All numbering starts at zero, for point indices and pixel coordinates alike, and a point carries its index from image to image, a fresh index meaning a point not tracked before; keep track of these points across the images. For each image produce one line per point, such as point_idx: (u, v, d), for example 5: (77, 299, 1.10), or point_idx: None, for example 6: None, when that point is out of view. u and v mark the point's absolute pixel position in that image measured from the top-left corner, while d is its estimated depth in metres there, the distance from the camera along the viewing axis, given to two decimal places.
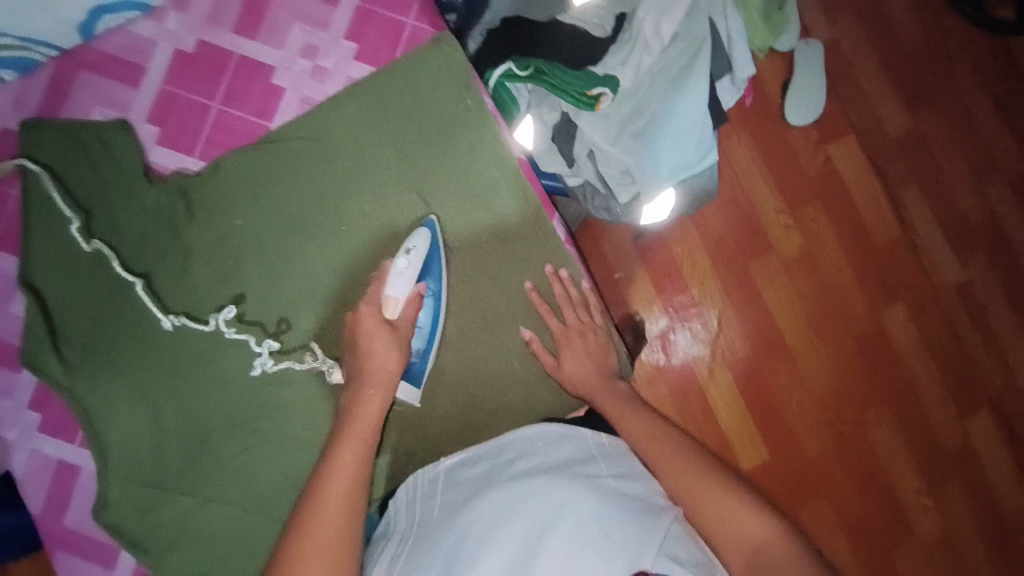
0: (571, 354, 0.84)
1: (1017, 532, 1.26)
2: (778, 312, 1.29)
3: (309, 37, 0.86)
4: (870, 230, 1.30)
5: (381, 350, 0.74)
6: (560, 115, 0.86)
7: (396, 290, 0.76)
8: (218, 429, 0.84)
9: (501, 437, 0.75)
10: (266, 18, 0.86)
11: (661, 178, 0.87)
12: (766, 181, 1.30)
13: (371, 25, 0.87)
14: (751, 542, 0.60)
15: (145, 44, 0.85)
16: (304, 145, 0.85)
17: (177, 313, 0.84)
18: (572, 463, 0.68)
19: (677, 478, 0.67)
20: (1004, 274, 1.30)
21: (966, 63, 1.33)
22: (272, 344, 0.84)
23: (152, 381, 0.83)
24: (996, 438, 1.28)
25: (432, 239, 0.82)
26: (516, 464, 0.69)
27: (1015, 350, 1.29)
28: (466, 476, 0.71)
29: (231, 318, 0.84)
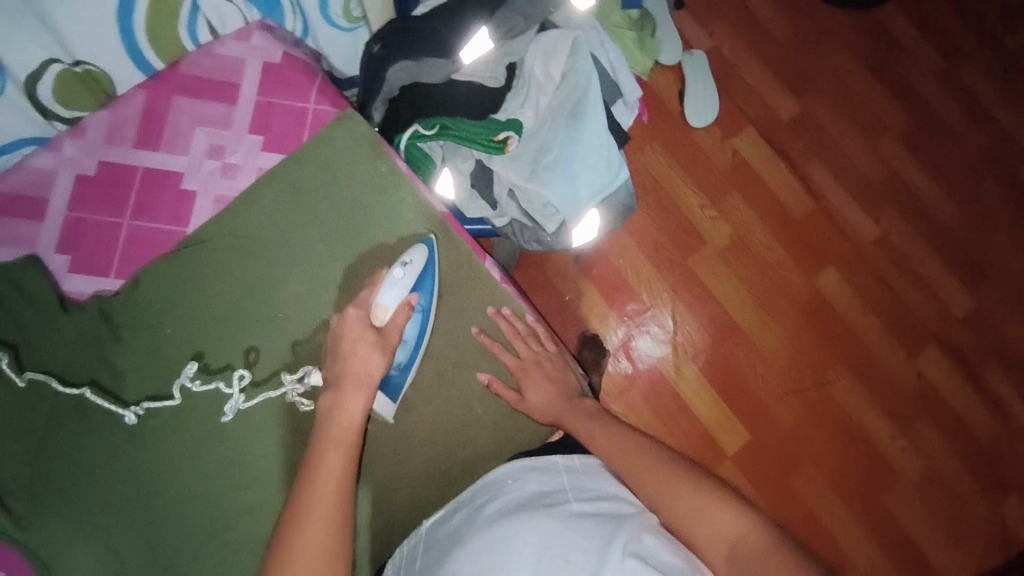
0: (533, 384, 0.86)
1: (992, 452, 1.33)
2: (725, 299, 1.35)
3: (213, 138, 0.88)
4: (786, 206, 1.40)
5: (362, 356, 0.72)
6: (475, 162, 0.91)
7: (386, 299, 0.76)
8: (184, 549, 0.78)
9: (476, 486, 0.75)
10: (166, 128, 0.87)
11: (583, 203, 0.91)
12: (684, 181, 1.38)
13: (273, 116, 0.89)
14: (729, 538, 0.59)
15: (47, 176, 0.83)
16: (227, 243, 0.85)
17: (139, 402, 0.81)
18: (538, 495, 0.68)
19: (654, 484, 0.67)
20: (914, 220, 1.42)
21: (832, 45, 1.48)
22: (244, 377, 0.82)
23: (105, 518, 0.77)
24: (949, 369, 1.36)
25: (429, 255, 0.85)
26: (485, 506, 0.69)
27: (942, 285, 1.39)
28: (443, 530, 0.70)
29: (194, 372, 0.82)
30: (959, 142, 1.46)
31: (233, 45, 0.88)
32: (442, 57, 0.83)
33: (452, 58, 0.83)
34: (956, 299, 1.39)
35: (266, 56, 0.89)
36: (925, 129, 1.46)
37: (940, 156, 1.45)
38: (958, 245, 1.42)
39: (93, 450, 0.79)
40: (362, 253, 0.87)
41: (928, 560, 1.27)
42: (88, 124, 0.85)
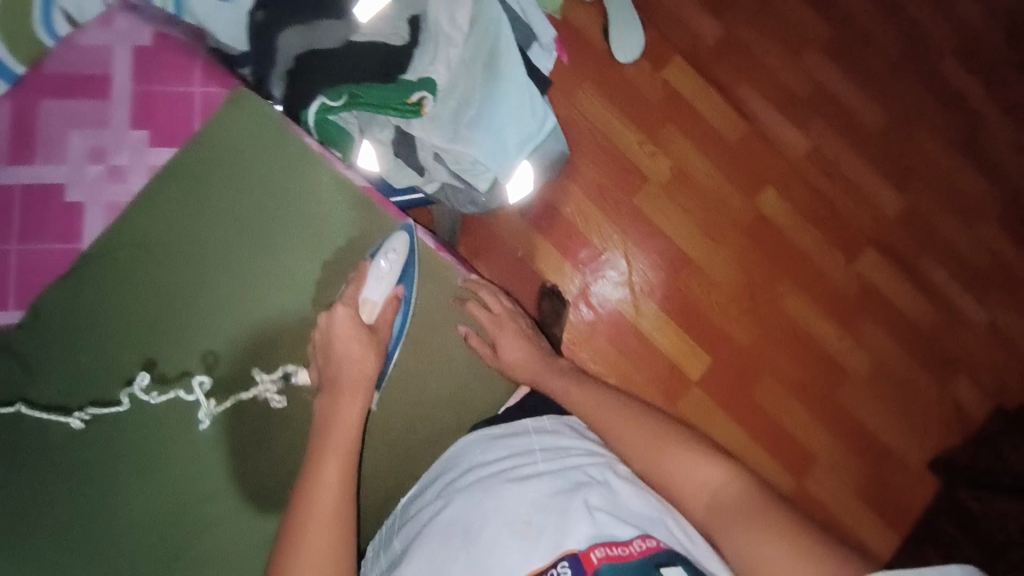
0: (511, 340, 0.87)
1: (930, 338, 1.42)
2: (675, 233, 1.36)
3: (91, 140, 0.81)
4: (722, 131, 1.40)
5: (358, 356, 0.75)
6: (393, 129, 0.84)
7: (372, 293, 0.78)
8: (155, 572, 0.75)
9: (446, 459, 0.75)
10: (38, 137, 0.80)
11: (513, 157, 0.87)
12: (619, 119, 1.36)
13: (155, 106, 0.82)
14: (710, 489, 0.62)
15: None
16: (131, 251, 0.79)
17: (81, 408, 0.76)
18: (504, 462, 0.69)
19: (632, 441, 0.69)
20: (844, 130, 1.45)
21: None
22: (204, 381, 0.78)
23: (61, 555, 0.74)
24: (886, 267, 1.43)
25: (410, 242, 0.83)
26: (456, 477, 0.70)
27: (873, 189, 1.45)
28: (416, 508, 0.70)
29: (147, 384, 0.77)
30: (878, 46, 1.49)
31: (96, 33, 0.82)
32: (337, 19, 0.80)
33: (347, 19, 0.80)
34: (887, 199, 1.45)
35: (134, 41, 0.82)
36: (846, 36, 1.47)
37: (862, 62, 1.47)
38: (886, 147, 1.46)
39: (34, 491, 0.75)
40: (284, 241, 0.82)
41: (883, 445, 1.37)
42: None
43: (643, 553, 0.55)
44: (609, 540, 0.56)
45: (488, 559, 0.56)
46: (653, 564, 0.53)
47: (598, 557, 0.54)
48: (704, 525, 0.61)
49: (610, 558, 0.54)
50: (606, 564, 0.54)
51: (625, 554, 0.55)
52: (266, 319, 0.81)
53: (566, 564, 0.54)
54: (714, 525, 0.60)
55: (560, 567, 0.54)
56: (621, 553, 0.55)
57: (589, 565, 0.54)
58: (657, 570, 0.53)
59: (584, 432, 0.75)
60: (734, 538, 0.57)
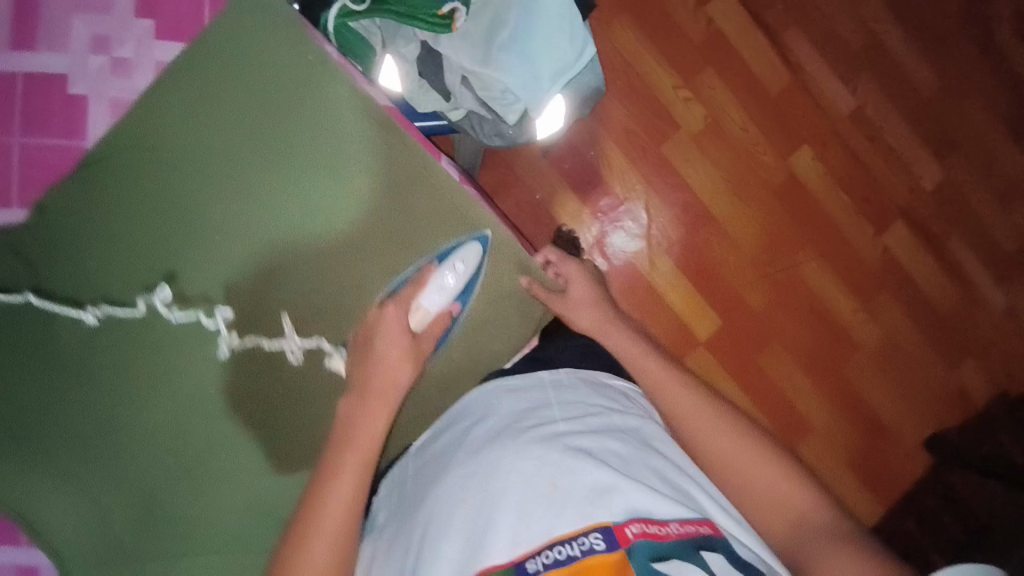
0: (583, 293, 0.85)
1: (947, 317, 1.39)
2: (700, 188, 1.30)
3: (94, 28, 0.74)
4: (763, 82, 1.31)
5: (396, 359, 0.71)
6: (420, 45, 0.79)
7: (428, 301, 0.77)
8: (160, 485, 0.76)
9: (461, 407, 0.74)
10: (37, 23, 0.73)
11: (546, 89, 0.81)
12: (656, 59, 1.27)
13: None
14: (796, 515, 0.61)
15: None
16: (136, 156, 0.75)
17: (96, 303, 0.75)
18: (523, 417, 0.67)
19: (718, 443, 0.65)
20: (893, 90, 1.35)
21: None
22: (225, 314, 0.77)
23: (67, 461, 0.74)
24: (914, 242, 1.37)
25: (477, 258, 0.83)
26: (471, 428, 0.69)
27: (915, 157, 1.36)
28: (431, 455, 0.70)
29: (168, 299, 0.75)
30: None
31: None
32: None
33: None
34: (928, 169, 1.37)
35: None
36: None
37: (924, 15, 1.36)
38: (934, 112, 1.36)
39: (39, 397, 0.74)
40: (297, 160, 0.78)
41: (882, 419, 1.37)
42: None
43: (681, 535, 0.54)
44: (645, 516, 0.56)
45: (512, 523, 0.55)
46: (692, 547, 0.53)
47: (634, 531, 0.54)
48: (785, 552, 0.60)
49: (646, 534, 0.54)
50: (642, 540, 0.53)
51: (661, 533, 0.54)
52: (277, 241, 0.78)
53: (599, 534, 0.54)
54: (800, 553, 0.58)
55: (591, 537, 0.54)
56: (658, 531, 0.54)
57: (624, 539, 0.53)
58: (699, 553, 0.53)
59: (598, 383, 0.73)
60: (823, 565, 0.55)
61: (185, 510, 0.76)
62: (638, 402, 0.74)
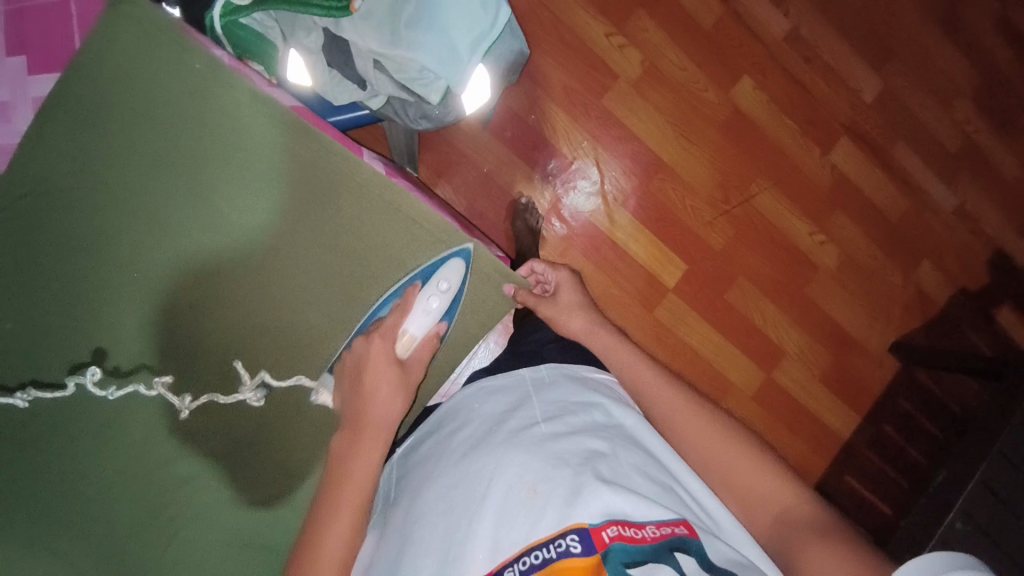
0: (575, 306, 0.86)
1: (901, 228, 1.42)
2: (648, 136, 1.28)
3: None
4: (695, 18, 1.28)
5: (385, 396, 0.70)
6: (322, 33, 0.75)
7: (413, 327, 0.74)
8: (131, 534, 0.72)
9: (446, 416, 0.74)
10: None
11: (465, 61, 0.76)
12: (584, 7, 1.23)
13: (27, 25, 0.72)
14: (776, 511, 0.65)
15: None
16: (31, 201, 0.70)
17: (24, 387, 0.70)
18: (506, 420, 0.68)
19: (703, 439, 0.70)
20: (822, 7, 1.34)
21: None
22: (165, 379, 0.74)
23: (24, 529, 0.69)
24: (862, 159, 1.39)
25: (464, 273, 0.80)
26: (454, 436, 0.69)
27: (852, 73, 1.36)
28: (416, 465, 0.70)
29: (100, 377, 0.72)
30: None
31: None
32: None
33: None
34: (866, 82, 1.37)
35: None
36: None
37: None
38: (865, 24, 1.36)
39: None
40: (208, 178, 0.73)
41: (851, 335, 1.41)
42: None
43: (657, 538, 0.54)
44: (622, 517, 0.54)
45: (491, 528, 0.55)
46: (666, 549, 0.53)
47: (611, 535, 0.53)
48: (773, 547, 0.64)
49: (623, 537, 0.53)
50: (618, 543, 0.52)
51: (638, 537, 0.53)
52: (203, 269, 0.74)
53: (575, 536, 0.53)
54: (783, 545, 0.62)
55: (567, 538, 0.52)
56: (635, 534, 0.53)
57: (601, 544, 0.52)
58: (671, 553, 0.53)
59: (580, 380, 0.75)
60: (806, 561, 0.59)
61: (163, 552, 0.73)
62: (618, 394, 0.76)
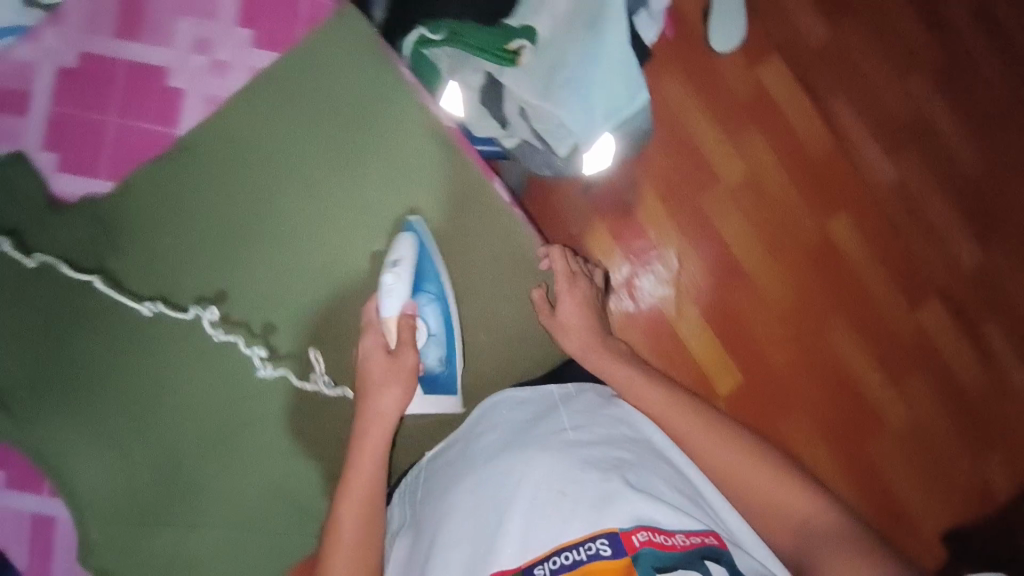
0: (576, 312, 0.82)
1: (977, 406, 1.35)
2: (733, 238, 1.32)
3: (199, 31, 0.79)
4: (805, 143, 1.34)
5: (378, 388, 0.71)
6: (484, 75, 0.83)
7: (387, 311, 0.75)
8: (191, 457, 0.76)
9: (474, 415, 0.77)
10: (150, 17, 0.78)
11: (598, 127, 0.85)
12: (702, 113, 1.31)
13: (265, 9, 0.80)
14: (796, 524, 0.65)
15: (29, 69, 0.76)
16: (220, 146, 0.78)
17: (152, 299, 0.76)
18: (532, 425, 0.71)
19: (717, 454, 0.69)
20: (934, 168, 1.36)
21: None
22: (261, 351, 0.78)
23: (109, 421, 0.75)
24: (948, 322, 1.35)
25: (415, 239, 0.80)
26: (482, 440, 0.71)
27: (953, 236, 1.36)
28: (443, 460, 0.73)
29: (215, 318, 0.77)
30: (991, 86, 1.38)
31: None
32: None
33: None
34: (965, 249, 1.36)
35: None
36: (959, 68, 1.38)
37: (973, 98, 1.38)
38: (975, 193, 1.37)
39: (95, 360, 0.75)
40: (367, 166, 0.82)
41: (904, 505, 1.32)
42: (68, 9, 0.77)
43: (687, 547, 0.56)
44: (653, 525, 0.57)
45: (522, 528, 0.59)
46: (696, 557, 0.55)
47: (641, 539, 0.56)
48: (790, 552, 0.65)
49: (653, 543, 0.56)
50: (647, 548, 0.55)
51: (668, 544, 0.56)
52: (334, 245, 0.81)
53: (605, 540, 0.56)
54: (801, 554, 0.63)
55: (597, 542, 0.56)
56: (664, 542, 0.56)
57: (630, 547, 0.55)
58: (700, 562, 0.55)
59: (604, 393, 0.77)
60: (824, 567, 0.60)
61: (210, 482, 0.76)
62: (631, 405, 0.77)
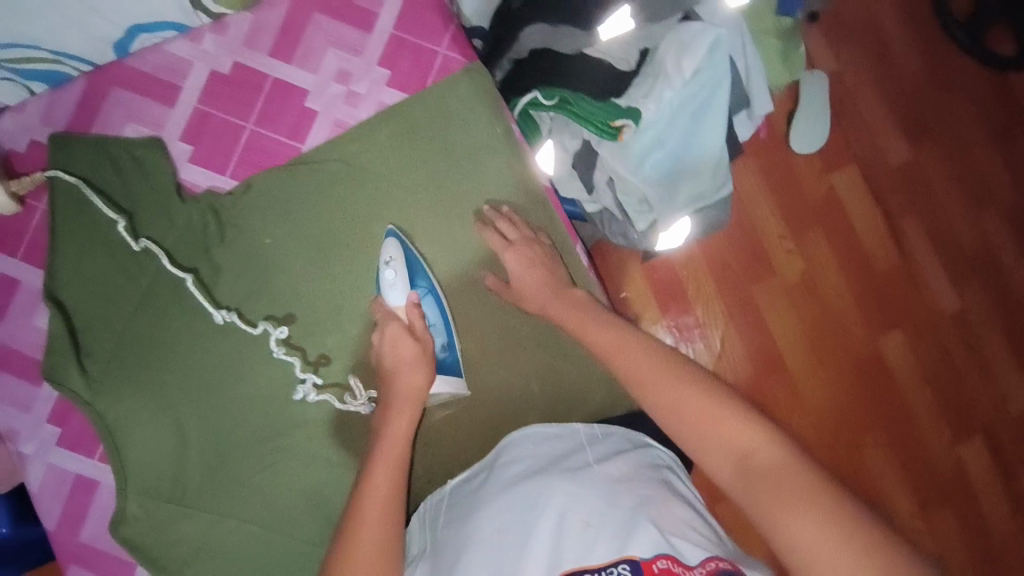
0: (523, 272, 0.81)
1: (1004, 557, 1.30)
2: (780, 333, 1.30)
3: (343, 63, 0.84)
4: (869, 255, 1.34)
5: (407, 369, 0.73)
6: (582, 142, 0.86)
7: (393, 302, 0.78)
8: (241, 446, 0.78)
9: (496, 449, 0.78)
10: (302, 41, 0.83)
11: (678, 207, 0.91)
12: (771, 208, 1.32)
13: (404, 53, 0.85)
14: (738, 453, 0.57)
15: (183, 64, 0.81)
16: (335, 167, 0.83)
17: (229, 308, 0.79)
18: (558, 459, 0.71)
19: (656, 391, 0.63)
20: (997, 305, 1.35)
21: (968, 101, 1.38)
22: (313, 379, 0.79)
23: (176, 396, 0.78)
24: (989, 463, 1.31)
25: (401, 242, 0.81)
26: (506, 470, 0.72)
27: (1007, 378, 1.34)
28: (467, 489, 0.73)
29: (281, 338, 0.79)
30: None
31: None
32: (581, 29, 0.81)
33: (591, 32, 0.81)
34: (1015, 393, 1.33)
35: None
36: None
37: None
38: None
39: (174, 341, 0.78)
40: (463, 207, 0.86)
41: None
42: (232, 21, 0.82)
43: None
44: (673, 555, 0.57)
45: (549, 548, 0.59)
46: None
47: (661, 567, 0.55)
48: (732, 483, 0.57)
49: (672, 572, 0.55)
50: None
51: None
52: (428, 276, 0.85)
53: (626, 567, 0.56)
54: (746, 493, 0.55)
55: (619, 567, 0.56)
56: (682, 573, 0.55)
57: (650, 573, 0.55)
58: None
59: (626, 438, 0.75)
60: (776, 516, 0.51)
61: (251, 473, 0.78)
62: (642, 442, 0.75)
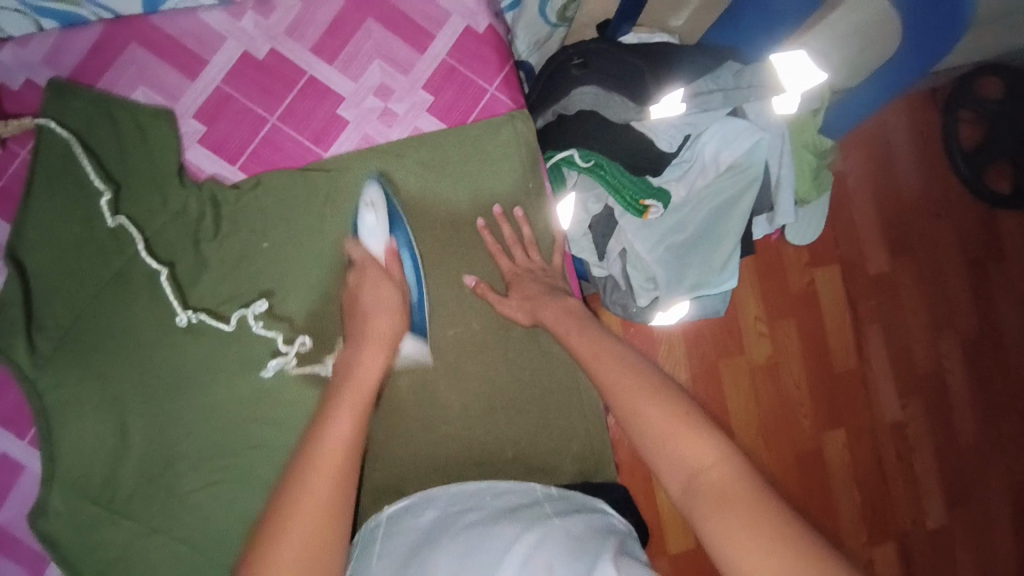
0: (521, 289, 0.78)
1: None
2: (734, 410, 1.25)
3: (385, 78, 0.81)
4: (831, 354, 1.30)
5: (382, 296, 0.68)
6: (605, 208, 0.86)
7: (373, 246, 0.74)
8: (187, 456, 0.74)
9: (447, 488, 0.68)
10: (349, 45, 0.81)
11: (681, 289, 0.88)
12: (756, 297, 1.27)
13: (451, 83, 0.83)
14: (686, 466, 0.52)
15: (214, 38, 0.78)
16: (356, 177, 0.80)
17: (196, 309, 0.75)
18: (513, 510, 0.61)
19: (618, 400, 0.59)
20: (936, 423, 1.35)
21: (950, 226, 1.37)
22: (303, 344, 0.75)
23: (126, 388, 0.74)
24: (897, 569, 1.31)
25: (387, 193, 0.78)
26: (461, 516, 0.61)
27: (929, 495, 1.34)
28: (411, 527, 0.62)
29: (260, 312, 0.75)
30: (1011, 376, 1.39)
31: None
32: (633, 102, 0.79)
33: (642, 108, 0.79)
34: (934, 509, 1.34)
35: (470, 22, 0.82)
36: (986, 344, 1.39)
37: (987, 376, 1.38)
38: (961, 463, 1.36)
39: (138, 330, 0.74)
40: (478, 252, 0.83)
41: None
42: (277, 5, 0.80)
43: None
44: None
45: None
46: None
47: None
48: (676, 495, 0.53)
49: None
50: None
51: None
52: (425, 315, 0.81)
53: None
54: (686, 505, 0.51)
55: None
56: None
57: None
58: None
59: (580, 502, 0.64)
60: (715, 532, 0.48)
61: (192, 486, 0.73)
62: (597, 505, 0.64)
